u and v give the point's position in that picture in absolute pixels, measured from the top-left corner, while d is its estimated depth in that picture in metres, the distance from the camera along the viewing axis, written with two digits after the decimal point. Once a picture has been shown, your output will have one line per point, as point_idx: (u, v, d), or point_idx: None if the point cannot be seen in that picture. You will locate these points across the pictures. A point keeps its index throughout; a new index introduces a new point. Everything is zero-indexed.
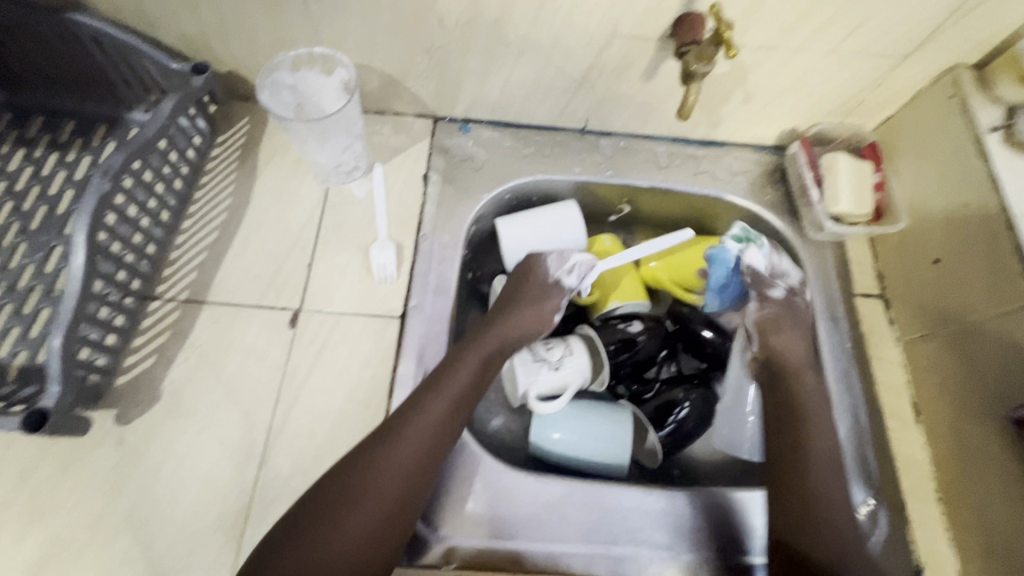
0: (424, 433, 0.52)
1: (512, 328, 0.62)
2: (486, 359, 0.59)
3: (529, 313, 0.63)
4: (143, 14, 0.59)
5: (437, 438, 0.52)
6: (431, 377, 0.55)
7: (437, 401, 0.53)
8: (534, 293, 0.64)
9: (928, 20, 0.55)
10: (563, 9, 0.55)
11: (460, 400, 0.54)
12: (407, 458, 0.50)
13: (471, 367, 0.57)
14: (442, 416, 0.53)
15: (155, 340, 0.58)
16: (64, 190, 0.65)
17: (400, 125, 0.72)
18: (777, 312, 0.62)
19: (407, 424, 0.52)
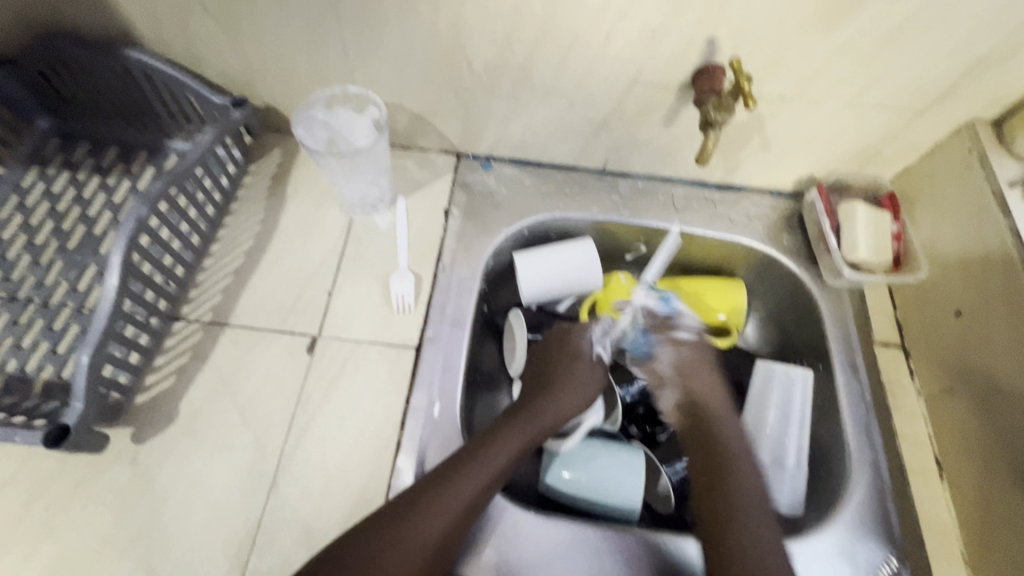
0: (453, 510, 0.49)
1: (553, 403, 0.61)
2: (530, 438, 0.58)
3: (570, 392, 0.63)
4: (192, 51, 0.63)
5: (466, 509, 0.50)
6: (467, 451, 0.53)
7: (472, 479, 0.51)
8: (584, 375, 0.64)
9: (946, 78, 0.56)
10: (587, 58, 0.58)
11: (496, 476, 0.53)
12: (439, 529, 0.48)
13: (513, 444, 0.55)
14: (476, 495, 0.51)
15: (176, 360, 0.60)
16: (102, 212, 0.68)
17: (423, 161, 0.74)
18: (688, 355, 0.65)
19: (439, 494, 0.50)
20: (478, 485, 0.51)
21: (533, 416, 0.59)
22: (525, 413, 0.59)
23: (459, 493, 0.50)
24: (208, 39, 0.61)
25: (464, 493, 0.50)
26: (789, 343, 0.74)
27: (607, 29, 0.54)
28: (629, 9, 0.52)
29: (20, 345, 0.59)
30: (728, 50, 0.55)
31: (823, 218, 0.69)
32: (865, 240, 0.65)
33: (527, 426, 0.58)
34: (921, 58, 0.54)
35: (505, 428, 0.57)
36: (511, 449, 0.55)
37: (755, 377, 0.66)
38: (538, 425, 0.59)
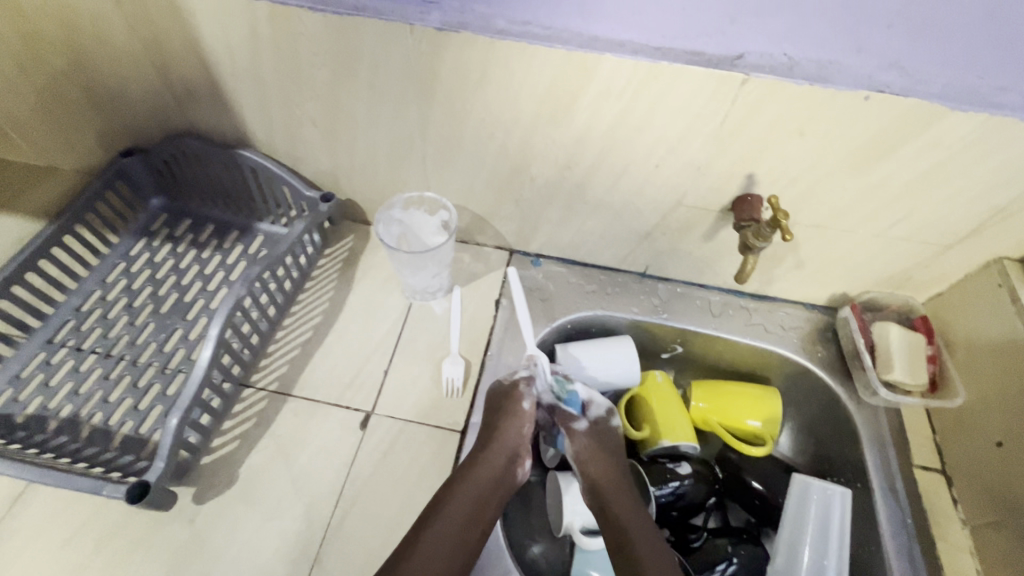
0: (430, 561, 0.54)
1: (509, 442, 0.63)
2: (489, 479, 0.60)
3: (518, 429, 0.64)
4: (295, 153, 0.74)
5: (455, 544, 0.55)
6: (434, 503, 0.58)
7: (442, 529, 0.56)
8: (516, 412, 0.65)
9: (970, 220, 0.61)
10: (637, 181, 0.65)
11: (469, 517, 0.57)
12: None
13: (471, 489, 0.59)
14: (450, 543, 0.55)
15: (242, 425, 0.64)
16: (193, 281, 0.76)
17: (479, 254, 0.81)
18: (585, 444, 0.67)
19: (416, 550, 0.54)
20: (456, 527, 0.56)
21: (493, 454, 0.62)
22: (481, 453, 0.61)
23: (443, 541, 0.55)
24: (310, 146, 0.72)
25: (444, 539, 0.55)
26: (825, 456, 0.74)
27: (657, 161, 0.62)
28: (677, 147, 0.59)
29: (108, 400, 0.65)
30: (765, 184, 0.62)
31: (856, 335, 0.72)
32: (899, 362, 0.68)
33: (490, 462, 0.61)
34: (945, 202, 0.59)
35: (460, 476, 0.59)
36: (477, 487, 0.59)
37: (794, 489, 0.65)
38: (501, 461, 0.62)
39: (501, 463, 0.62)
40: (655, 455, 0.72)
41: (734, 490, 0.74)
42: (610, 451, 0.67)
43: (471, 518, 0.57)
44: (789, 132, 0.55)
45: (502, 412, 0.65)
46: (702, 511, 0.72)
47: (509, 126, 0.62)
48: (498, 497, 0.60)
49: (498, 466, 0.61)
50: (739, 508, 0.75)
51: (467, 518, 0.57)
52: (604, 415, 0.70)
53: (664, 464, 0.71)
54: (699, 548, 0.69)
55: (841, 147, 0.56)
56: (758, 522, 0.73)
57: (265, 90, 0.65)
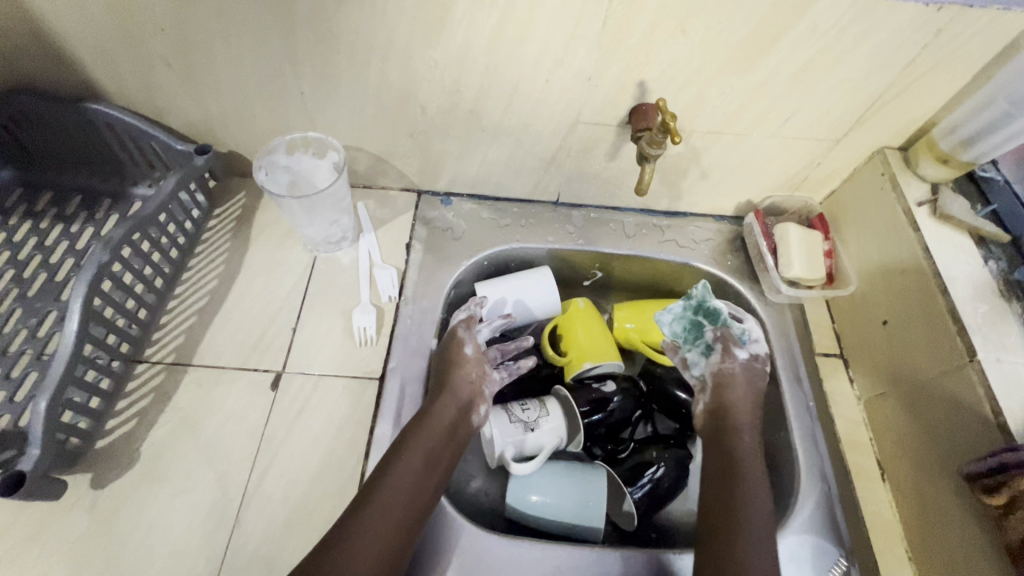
0: (388, 513, 0.51)
1: (460, 394, 0.60)
2: (443, 429, 0.57)
3: (460, 380, 0.62)
4: (155, 102, 0.66)
5: (411, 492, 0.53)
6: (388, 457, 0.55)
7: (397, 481, 0.53)
8: (461, 363, 0.63)
9: (853, 110, 0.62)
10: (531, 100, 0.62)
11: (426, 467, 0.55)
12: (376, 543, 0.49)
13: (424, 440, 0.56)
14: (406, 493, 0.53)
15: (138, 403, 0.60)
16: (64, 259, 0.68)
17: (385, 199, 0.77)
18: (736, 370, 0.65)
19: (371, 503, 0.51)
20: (402, 485, 0.53)
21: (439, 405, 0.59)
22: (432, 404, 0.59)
23: (395, 499, 0.52)
24: (171, 92, 0.64)
25: (392, 495, 0.52)
26: None
27: (546, 75, 0.59)
28: (564, 57, 0.57)
29: None
30: (657, 91, 0.60)
31: (760, 240, 0.74)
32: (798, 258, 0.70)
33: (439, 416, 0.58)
34: (828, 95, 0.60)
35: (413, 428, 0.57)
36: (425, 444, 0.56)
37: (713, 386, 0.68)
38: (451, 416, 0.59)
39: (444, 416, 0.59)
40: (581, 377, 0.73)
41: (658, 400, 0.75)
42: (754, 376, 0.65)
43: (427, 471, 0.55)
44: (672, 31, 0.53)
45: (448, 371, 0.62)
46: (629, 425, 0.73)
47: (386, 49, 0.57)
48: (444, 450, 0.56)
49: (451, 416, 0.59)
50: (665, 417, 0.77)
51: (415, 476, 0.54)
52: (763, 354, 0.67)
53: (589, 385, 0.71)
54: (625, 459, 0.71)
55: (724, 43, 0.55)
56: (683, 427, 0.76)
57: (98, 27, 0.56)
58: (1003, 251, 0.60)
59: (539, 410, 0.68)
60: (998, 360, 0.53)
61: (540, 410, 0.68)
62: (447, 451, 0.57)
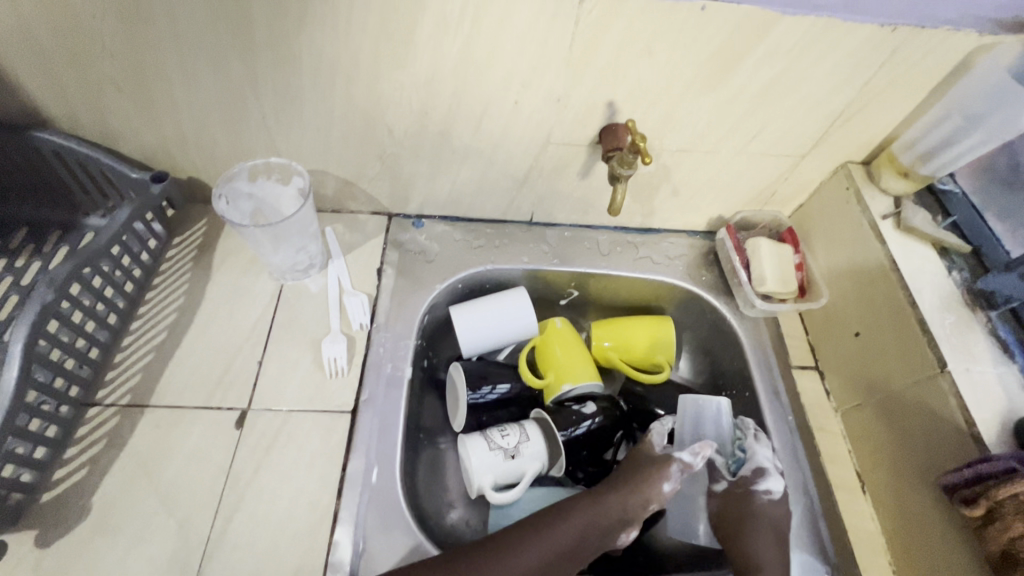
0: None
1: (632, 508, 0.55)
2: (591, 525, 0.53)
3: (643, 498, 0.55)
4: (107, 129, 0.63)
5: None
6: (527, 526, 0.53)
7: (523, 565, 0.50)
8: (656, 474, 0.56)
9: (816, 127, 0.64)
10: (501, 121, 0.61)
11: (550, 564, 0.51)
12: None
13: (577, 529, 0.53)
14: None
15: (89, 450, 0.56)
16: (8, 295, 0.64)
17: (354, 223, 0.75)
18: (721, 509, 0.59)
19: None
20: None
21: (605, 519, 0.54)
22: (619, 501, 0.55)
23: None
24: (123, 118, 0.61)
25: None
26: (719, 372, 0.77)
27: (515, 97, 0.58)
28: (532, 79, 0.56)
29: None
30: (626, 112, 0.61)
31: (732, 254, 0.75)
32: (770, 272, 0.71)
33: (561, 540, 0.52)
34: (793, 113, 0.61)
35: (576, 509, 0.54)
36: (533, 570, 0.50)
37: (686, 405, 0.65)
38: (593, 541, 0.53)
39: (601, 530, 0.54)
40: (561, 400, 0.71)
41: (640, 419, 0.74)
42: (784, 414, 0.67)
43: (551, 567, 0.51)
44: (638, 53, 0.54)
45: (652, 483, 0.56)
46: (612, 446, 0.72)
47: (351, 72, 0.56)
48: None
49: (606, 521, 0.54)
50: None
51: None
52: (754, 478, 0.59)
53: (569, 406, 0.71)
54: None
55: (690, 64, 0.55)
56: None
57: (43, 53, 0.54)
58: (965, 261, 0.62)
59: (520, 435, 0.67)
60: (967, 370, 0.54)
61: (520, 435, 0.67)
62: (580, 552, 0.52)
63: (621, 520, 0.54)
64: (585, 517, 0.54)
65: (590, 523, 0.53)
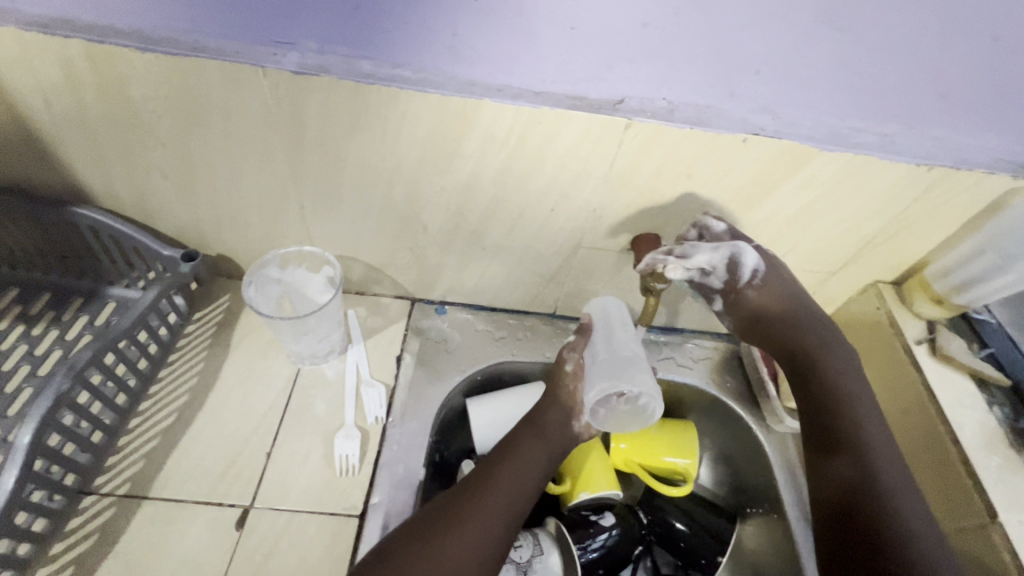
0: (468, 531, 0.49)
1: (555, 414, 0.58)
2: (539, 443, 0.57)
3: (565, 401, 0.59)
4: (146, 207, 0.63)
5: (494, 512, 0.51)
6: (481, 469, 0.55)
7: (485, 499, 0.52)
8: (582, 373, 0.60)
9: (847, 248, 0.64)
10: (535, 224, 0.62)
11: (510, 492, 0.53)
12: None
13: (523, 451, 0.56)
14: (490, 512, 0.51)
15: (78, 546, 0.52)
16: (19, 365, 0.62)
17: (377, 307, 0.75)
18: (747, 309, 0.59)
19: (453, 521, 0.50)
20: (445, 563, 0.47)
21: (541, 438, 0.57)
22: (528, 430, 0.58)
23: (476, 519, 0.50)
24: (164, 200, 0.62)
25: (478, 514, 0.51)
26: (744, 486, 0.75)
27: (552, 205, 0.59)
28: (570, 191, 0.57)
29: None
30: (659, 223, 0.61)
31: (736, 273, 0.58)
32: (778, 279, 0.58)
33: (514, 475, 0.54)
34: (825, 234, 0.62)
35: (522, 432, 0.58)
36: (500, 497, 0.52)
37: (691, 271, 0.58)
38: (547, 443, 0.57)
39: (546, 443, 0.57)
40: (577, 508, 0.68)
41: (658, 533, 0.71)
42: (828, 333, 0.58)
43: (512, 491, 0.53)
44: (677, 174, 0.55)
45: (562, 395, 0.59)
46: (628, 562, 0.69)
47: (393, 174, 0.57)
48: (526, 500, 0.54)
49: (543, 434, 0.57)
50: (663, 550, 0.73)
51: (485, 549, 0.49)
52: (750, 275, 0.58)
53: (586, 517, 0.67)
54: None
55: (727, 187, 0.56)
56: (682, 564, 0.71)
57: (96, 140, 0.55)
58: (1004, 395, 0.60)
59: (533, 547, 0.62)
60: (1020, 523, 0.51)
61: (534, 547, 0.62)
62: (534, 469, 0.55)
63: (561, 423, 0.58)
64: (532, 441, 0.57)
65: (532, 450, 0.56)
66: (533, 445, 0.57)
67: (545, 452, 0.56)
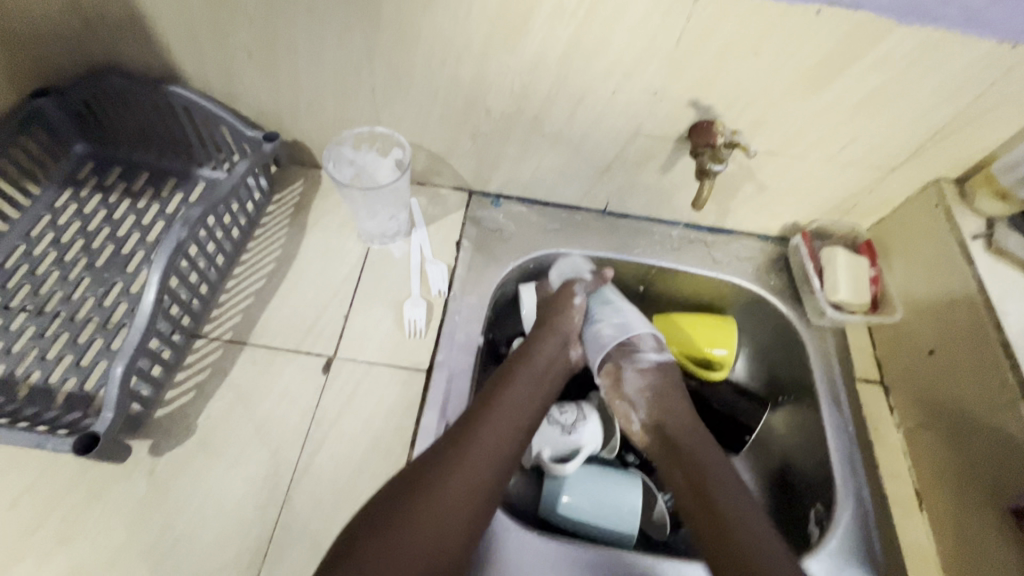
0: (490, 440, 0.56)
1: (547, 354, 0.67)
2: (535, 374, 0.64)
3: (559, 331, 0.70)
4: (231, 89, 0.68)
5: (511, 424, 0.58)
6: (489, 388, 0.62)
7: (498, 412, 0.58)
8: (562, 324, 0.70)
9: (913, 140, 0.63)
10: (596, 110, 0.64)
11: (520, 409, 0.60)
12: (463, 520, 0.51)
13: (524, 377, 0.63)
14: (505, 424, 0.58)
15: (196, 376, 0.62)
16: (131, 233, 0.71)
17: (436, 197, 0.79)
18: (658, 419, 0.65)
19: (475, 431, 0.56)
20: (477, 463, 0.54)
21: (544, 357, 0.66)
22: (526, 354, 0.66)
23: (494, 428, 0.57)
24: (247, 81, 0.66)
25: (496, 426, 0.57)
26: (778, 378, 0.78)
27: (614, 87, 0.61)
28: (633, 71, 0.58)
29: (45, 357, 0.61)
30: (718, 109, 0.62)
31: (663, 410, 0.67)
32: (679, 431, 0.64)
33: (521, 388, 0.62)
34: (892, 123, 0.61)
35: (520, 358, 0.65)
36: (511, 410, 0.59)
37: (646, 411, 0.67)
38: (546, 366, 0.66)
39: (545, 367, 0.66)
40: None
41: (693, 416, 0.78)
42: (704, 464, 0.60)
43: (519, 408, 0.60)
44: (744, 52, 0.55)
45: (557, 324, 0.70)
46: None
47: (461, 53, 0.59)
48: (538, 404, 0.62)
49: (541, 363, 0.66)
50: None
51: (506, 447, 0.57)
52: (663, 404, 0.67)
53: None
54: (660, 468, 0.71)
55: (794, 69, 0.56)
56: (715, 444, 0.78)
57: (191, 18, 0.59)
58: None
59: (576, 413, 0.70)
60: None
61: (578, 414, 0.70)
62: (536, 390, 0.63)
63: (553, 359, 0.67)
64: (527, 367, 0.64)
65: (533, 368, 0.64)
66: (526, 370, 0.64)
67: (539, 376, 0.64)
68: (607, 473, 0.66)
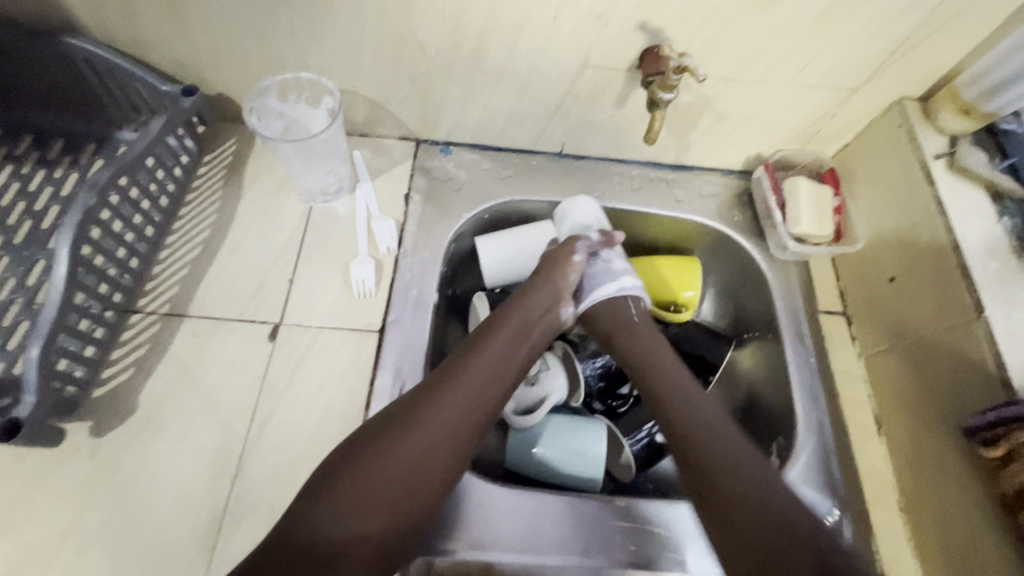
0: (460, 403, 0.53)
1: (531, 312, 0.62)
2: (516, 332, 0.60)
3: (551, 286, 0.64)
4: (136, 37, 0.61)
5: (487, 382, 0.55)
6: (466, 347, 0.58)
7: (472, 373, 0.55)
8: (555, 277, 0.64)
9: (875, 56, 0.59)
10: (538, 41, 0.59)
11: (498, 369, 0.57)
12: (432, 478, 0.50)
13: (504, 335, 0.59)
14: (479, 385, 0.55)
15: (133, 354, 0.59)
16: (49, 206, 0.66)
17: (381, 149, 0.74)
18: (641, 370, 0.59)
19: (446, 392, 0.53)
20: (450, 426, 0.52)
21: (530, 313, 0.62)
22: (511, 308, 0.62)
23: (468, 390, 0.54)
24: (153, 28, 0.60)
25: (469, 390, 0.54)
26: (742, 316, 0.77)
27: (554, 13, 0.55)
28: None
29: None
30: (668, 32, 0.57)
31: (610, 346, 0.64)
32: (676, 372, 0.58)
33: (499, 347, 0.58)
34: (852, 38, 0.57)
35: (503, 316, 0.61)
36: (487, 370, 0.56)
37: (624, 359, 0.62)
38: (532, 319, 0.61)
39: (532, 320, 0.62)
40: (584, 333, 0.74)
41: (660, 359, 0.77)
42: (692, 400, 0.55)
43: (496, 369, 0.57)
44: None
45: (547, 277, 0.64)
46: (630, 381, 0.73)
47: None
48: (518, 363, 0.59)
49: (525, 319, 0.61)
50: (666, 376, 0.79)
51: (477, 409, 0.54)
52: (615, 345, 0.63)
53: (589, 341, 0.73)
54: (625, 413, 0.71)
55: None
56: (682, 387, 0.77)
57: None
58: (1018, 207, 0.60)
59: (540, 364, 0.69)
60: (1005, 317, 0.53)
61: (542, 365, 0.69)
62: (517, 350, 0.59)
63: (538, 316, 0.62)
64: (508, 326, 0.60)
65: (518, 324, 0.60)
66: (507, 330, 0.60)
67: (522, 334, 0.60)
68: (571, 420, 0.66)
